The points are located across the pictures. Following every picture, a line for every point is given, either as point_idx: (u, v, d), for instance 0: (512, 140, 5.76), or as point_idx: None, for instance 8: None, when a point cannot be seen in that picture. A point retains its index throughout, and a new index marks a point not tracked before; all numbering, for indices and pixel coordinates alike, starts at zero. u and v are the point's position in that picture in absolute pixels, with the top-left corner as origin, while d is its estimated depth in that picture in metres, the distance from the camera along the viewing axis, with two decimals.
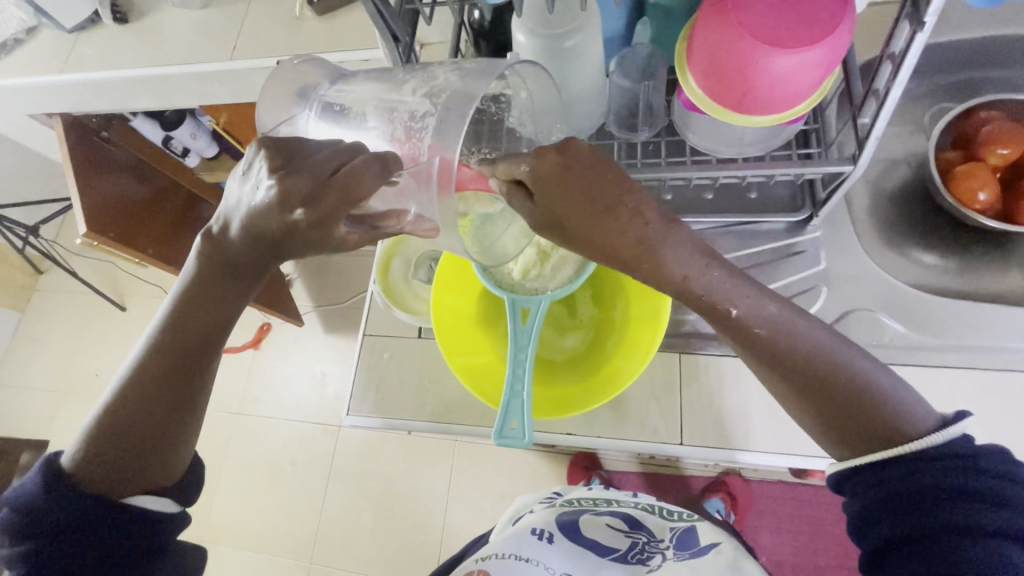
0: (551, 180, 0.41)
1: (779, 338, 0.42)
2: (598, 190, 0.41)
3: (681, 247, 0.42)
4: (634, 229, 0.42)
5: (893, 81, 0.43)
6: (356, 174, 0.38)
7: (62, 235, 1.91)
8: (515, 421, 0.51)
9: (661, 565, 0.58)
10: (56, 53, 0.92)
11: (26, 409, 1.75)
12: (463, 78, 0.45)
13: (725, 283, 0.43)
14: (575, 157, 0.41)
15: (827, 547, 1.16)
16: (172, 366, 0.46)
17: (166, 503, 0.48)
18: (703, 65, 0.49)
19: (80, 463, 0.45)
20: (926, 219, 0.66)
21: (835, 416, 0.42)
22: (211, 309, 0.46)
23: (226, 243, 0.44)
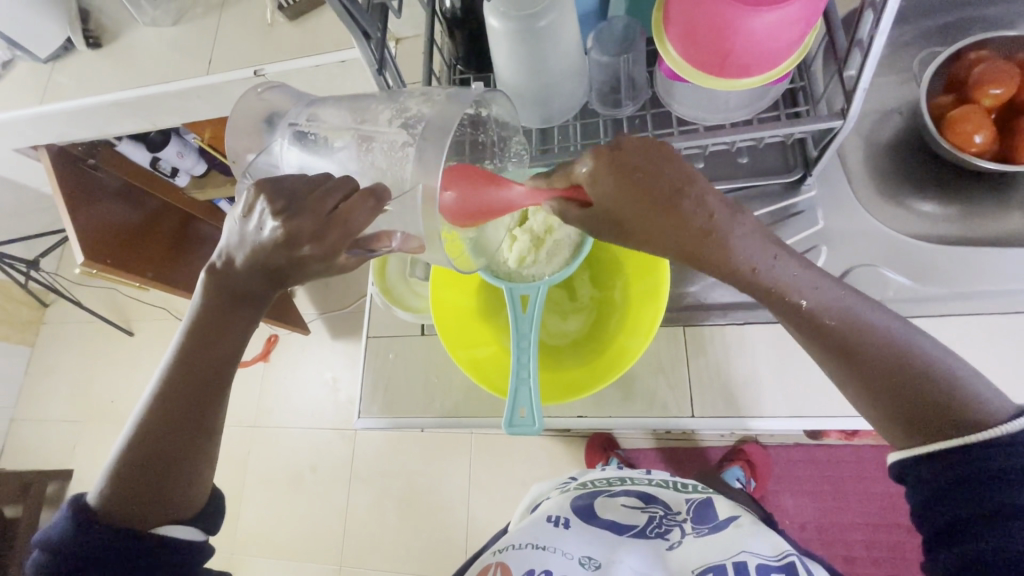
0: (613, 180, 0.40)
1: (843, 324, 0.41)
2: (665, 184, 0.39)
3: (750, 238, 0.40)
4: (697, 222, 0.39)
5: (876, 29, 0.42)
6: (353, 210, 0.39)
7: (63, 266, 1.92)
8: (524, 409, 0.51)
9: (681, 542, 0.57)
10: (34, 84, 0.92)
11: (48, 440, 1.78)
12: (435, 106, 0.45)
13: (792, 274, 0.41)
14: (640, 149, 0.40)
15: (849, 505, 1.16)
16: (183, 398, 0.46)
17: (192, 532, 0.49)
18: (681, 31, 0.48)
19: (107, 501, 0.46)
20: (923, 167, 0.65)
21: (903, 408, 0.39)
22: (216, 339, 0.46)
23: (231, 273, 0.43)
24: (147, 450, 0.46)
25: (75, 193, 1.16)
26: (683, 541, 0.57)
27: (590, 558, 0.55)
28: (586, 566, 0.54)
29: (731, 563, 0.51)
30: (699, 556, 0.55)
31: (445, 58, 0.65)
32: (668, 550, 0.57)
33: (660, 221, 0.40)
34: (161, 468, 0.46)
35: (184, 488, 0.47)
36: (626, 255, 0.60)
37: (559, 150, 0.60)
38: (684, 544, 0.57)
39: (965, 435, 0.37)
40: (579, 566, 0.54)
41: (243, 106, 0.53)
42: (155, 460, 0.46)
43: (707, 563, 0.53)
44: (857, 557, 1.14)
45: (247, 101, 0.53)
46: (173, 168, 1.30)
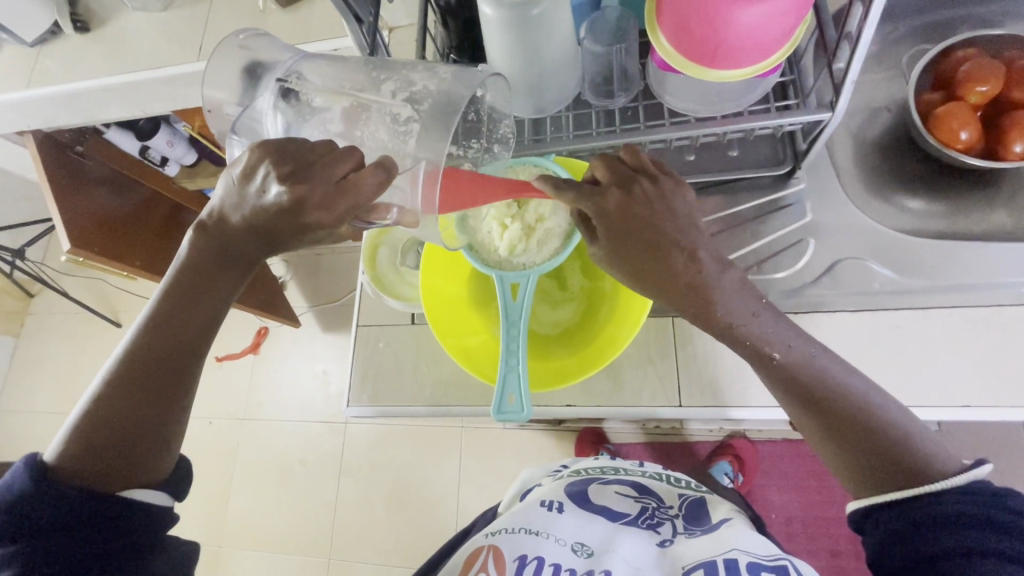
0: (615, 216, 0.46)
1: (818, 378, 0.46)
2: (654, 230, 0.46)
3: (737, 294, 0.46)
4: (688, 269, 0.46)
5: (864, 22, 0.42)
6: (361, 181, 0.40)
7: (49, 256, 1.90)
8: (513, 396, 0.50)
9: (673, 540, 0.56)
10: (21, 68, 0.91)
11: (32, 432, 1.76)
12: (442, 84, 0.47)
13: (776, 331, 0.47)
14: (649, 193, 0.47)
15: (833, 499, 1.18)
16: (160, 356, 0.46)
17: (161, 496, 0.48)
18: (673, 21, 0.48)
19: (66, 460, 0.44)
20: (910, 165, 0.66)
21: (862, 453, 0.44)
22: (200, 298, 0.47)
23: (224, 226, 0.45)
24: (121, 406, 0.45)
25: (64, 180, 1.14)
26: (675, 539, 0.56)
27: (582, 545, 0.54)
28: (579, 554, 0.53)
29: (721, 561, 0.49)
30: (693, 551, 0.52)
31: (438, 46, 0.65)
32: (661, 547, 0.55)
33: (654, 259, 0.47)
34: (130, 430, 0.45)
35: (159, 444, 0.46)
36: None
37: (551, 138, 0.60)
38: (676, 541, 0.55)
39: (919, 486, 0.41)
40: (572, 553, 0.53)
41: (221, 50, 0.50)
42: (129, 415, 0.45)
43: (699, 559, 0.51)
44: (841, 551, 1.15)
45: (228, 47, 0.50)
46: (163, 157, 1.31)
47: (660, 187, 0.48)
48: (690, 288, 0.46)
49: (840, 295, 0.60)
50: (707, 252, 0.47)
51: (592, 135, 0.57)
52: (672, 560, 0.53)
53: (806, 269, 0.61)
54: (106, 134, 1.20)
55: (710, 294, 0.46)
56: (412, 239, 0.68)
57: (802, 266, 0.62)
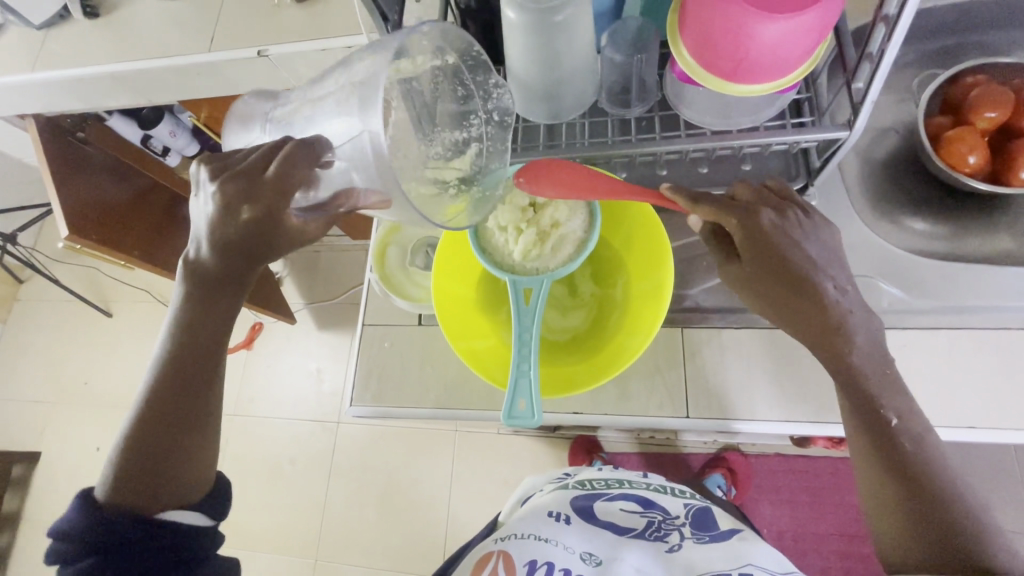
0: (762, 241, 0.48)
1: (919, 447, 0.46)
2: (798, 267, 0.48)
3: (868, 345, 0.48)
4: (828, 313, 0.48)
5: (887, 44, 0.43)
6: (289, 162, 0.42)
7: (42, 242, 1.87)
8: (523, 402, 0.50)
9: (682, 545, 0.56)
10: (26, 51, 0.90)
11: (15, 420, 1.72)
12: (369, 58, 0.44)
13: (898, 389, 0.48)
14: (788, 224, 0.49)
15: (824, 516, 1.19)
16: (181, 383, 0.49)
17: (199, 517, 0.51)
18: (696, 33, 0.49)
19: (112, 495, 0.48)
20: (918, 187, 0.67)
21: (929, 532, 0.44)
22: (208, 317, 0.49)
23: (204, 256, 0.47)
24: (146, 440, 0.48)
25: (65, 165, 1.13)
26: (684, 544, 0.56)
27: (591, 554, 0.55)
28: (588, 562, 0.53)
29: (738, 573, 0.49)
30: (704, 560, 0.52)
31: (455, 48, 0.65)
32: (669, 552, 0.55)
33: (795, 294, 0.48)
34: (160, 460, 0.48)
35: (188, 469, 0.49)
36: (630, 256, 0.60)
37: (566, 144, 0.59)
38: (685, 547, 0.55)
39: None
40: (580, 561, 0.53)
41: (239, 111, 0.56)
42: (156, 448, 0.48)
43: (713, 570, 0.50)
44: (831, 567, 1.15)
45: (244, 105, 0.55)
46: (165, 147, 1.36)
47: (798, 218, 0.50)
48: (828, 330, 0.48)
49: None
50: (846, 292, 0.49)
51: (609, 142, 0.57)
52: (684, 568, 0.52)
53: None
54: (108, 121, 1.21)
55: (845, 340, 0.47)
56: (422, 239, 0.68)
57: None
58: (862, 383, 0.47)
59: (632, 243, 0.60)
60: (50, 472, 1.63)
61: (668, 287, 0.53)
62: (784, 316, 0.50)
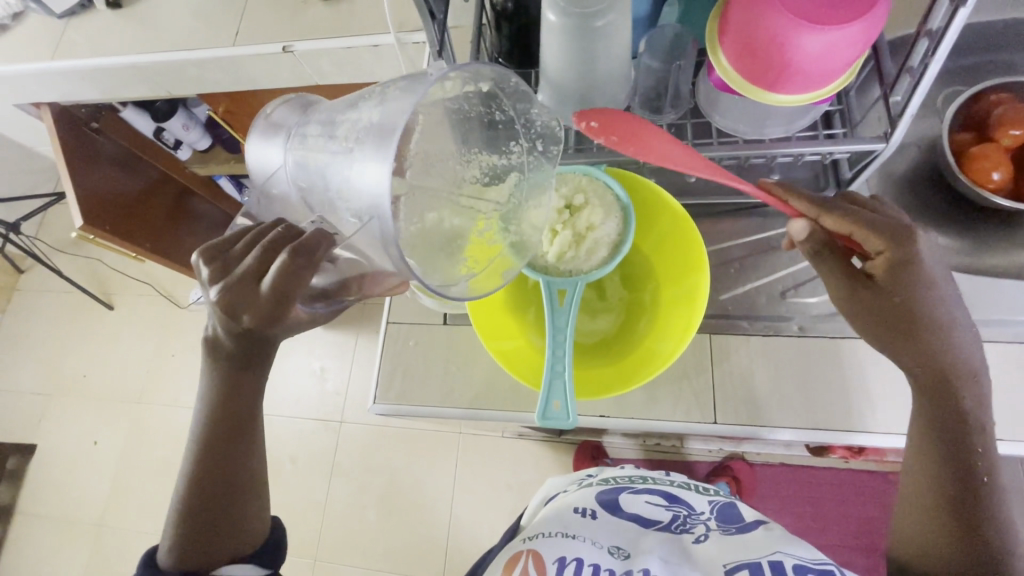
0: (908, 271, 0.46)
1: (1003, 501, 0.46)
2: (936, 305, 0.47)
3: (976, 396, 0.47)
4: (949, 353, 0.47)
5: (930, 58, 0.43)
6: (273, 263, 0.43)
7: (44, 232, 1.85)
8: (558, 403, 0.50)
9: (708, 536, 0.56)
10: (46, 39, 0.89)
11: (10, 412, 1.70)
12: (379, 113, 0.40)
13: (995, 447, 0.47)
14: (928, 265, 0.47)
15: (828, 526, 1.19)
16: (226, 441, 0.51)
17: (252, 567, 0.53)
18: (737, 42, 0.49)
19: (172, 554, 0.50)
20: (940, 202, 0.68)
21: (967, 543, 0.45)
22: (246, 391, 0.51)
23: (221, 342, 0.48)
24: (201, 497, 0.51)
25: (75, 155, 1.12)
26: (709, 535, 0.56)
27: (618, 548, 0.54)
28: (616, 556, 0.53)
29: (767, 560, 0.48)
30: (731, 551, 0.52)
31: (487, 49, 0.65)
32: (696, 544, 0.55)
33: (923, 327, 0.47)
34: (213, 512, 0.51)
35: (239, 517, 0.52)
36: (660, 261, 0.60)
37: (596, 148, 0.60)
38: (709, 540, 0.54)
39: None
40: (608, 555, 0.53)
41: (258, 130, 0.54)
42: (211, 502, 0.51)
43: (739, 560, 0.50)
44: None
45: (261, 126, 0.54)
46: (177, 140, 1.28)
47: (935, 261, 0.48)
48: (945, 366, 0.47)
49: None
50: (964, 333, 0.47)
51: None
52: (708, 559, 0.51)
53: None
54: (122, 113, 1.18)
55: (949, 367, 0.47)
56: None
57: None
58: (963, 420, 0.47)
59: (663, 248, 0.60)
60: (45, 465, 1.61)
61: (702, 293, 0.53)
62: (897, 338, 0.48)
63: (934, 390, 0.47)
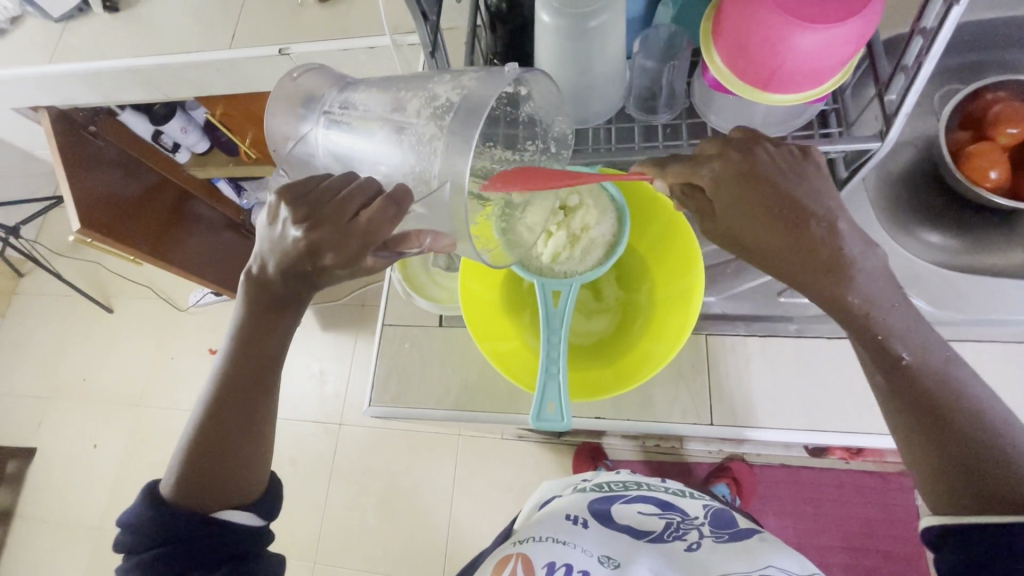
0: (737, 186, 0.43)
1: (949, 392, 0.39)
2: (784, 201, 0.43)
3: (879, 287, 0.41)
4: (827, 244, 0.41)
5: (924, 56, 0.43)
6: (374, 219, 0.40)
7: (44, 236, 1.86)
8: (552, 404, 0.50)
9: (700, 544, 0.55)
10: (44, 43, 0.90)
11: (10, 415, 1.70)
12: (467, 91, 0.45)
13: (925, 342, 0.41)
14: (774, 159, 0.44)
15: (828, 527, 1.19)
16: (244, 382, 0.47)
17: (250, 516, 0.49)
18: (731, 42, 0.49)
19: (175, 488, 0.47)
20: (937, 201, 0.68)
21: (970, 482, 0.37)
22: (270, 340, 0.46)
23: (267, 278, 0.44)
24: (210, 431, 0.46)
25: (75, 159, 1.13)
26: (703, 543, 0.55)
27: (609, 557, 0.53)
28: (606, 565, 0.52)
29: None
30: (725, 561, 0.51)
31: (483, 50, 0.64)
32: (688, 551, 0.54)
33: (779, 231, 0.42)
34: (218, 453, 0.46)
35: (246, 463, 0.48)
36: (655, 261, 0.60)
37: (592, 149, 0.60)
38: (705, 547, 0.54)
39: None
40: (599, 565, 0.52)
41: (280, 89, 0.51)
42: (219, 443, 0.46)
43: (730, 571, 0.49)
44: None
45: (283, 87, 0.51)
46: (176, 143, 1.29)
47: (790, 152, 0.45)
48: (824, 268, 0.41)
49: None
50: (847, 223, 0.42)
51: (633, 148, 0.57)
52: (702, 566, 0.51)
53: None
54: (121, 117, 1.19)
55: (849, 278, 0.41)
56: None
57: None
58: (872, 335, 0.41)
59: (657, 249, 0.60)
60: (44, 468, 1.61)
61: (697, 294, 0.53)
62: (776, 267, 0.43)
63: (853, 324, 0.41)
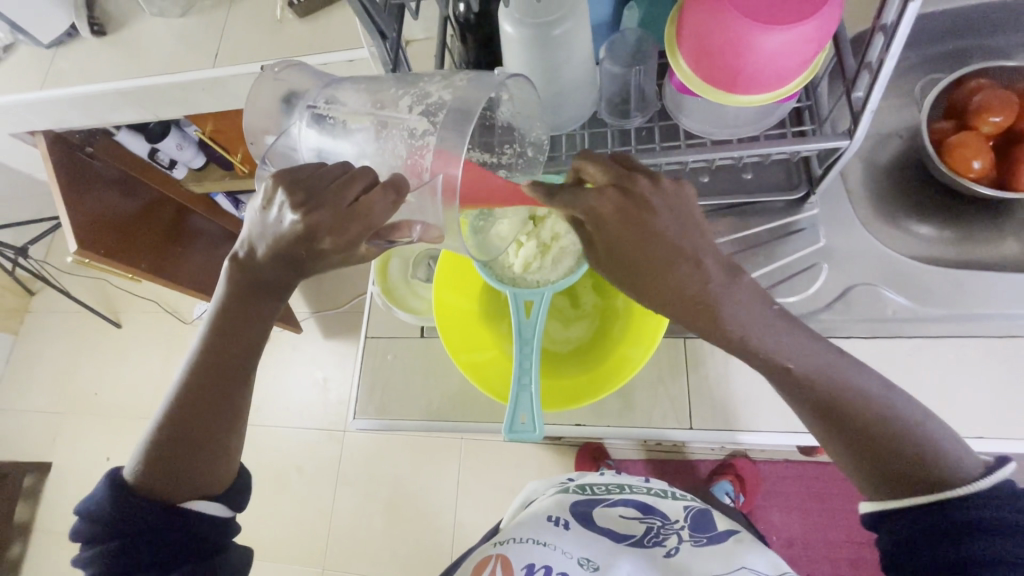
0: (615, 224, 0.44)
1: (835, 391, 0.43)
2: (657, 236, 0.44)
3: (743, 299, 0.44)
4: (693, 277, 0.44)
5: (886, 53, 0.43)
6: (371, 203, 0.40)
7: (52, 254, 1.89)
8: (525, 415, 0.50)
9: (679, 549, 0.56)
10: (36, 69, 0.91)
11: (27, 430, 1.74)
12: (458, 91, 0.46)
13: (796, 343, 0.44)
14: (652, 191, 0.44)
15: (835, 522, 1.17)
16: (218, 373, 0.47)
17: (218, 508, 0.49)
18: (694, 44, 0.49)
19: (143, 477, 0.46)
20: (921, 194, 0.67)
21: (877, 471, 0.42)
22: (244, 329, 0.47)
23: (255, 264, 0.44)
24: (180, 421, 0.47)
25: (71, 180, 1.15)
26: (681, 548, 0.56)
27: (589, 559, 0.54)
28: (585, 567, 0.53)
29: None
30: (704, 567, 0.52)
31: (455, 61, 0.65)
32: (666, 558, 0.55)
33: (658, 268, 0.44)
34: (189, 443, 0.47)
35: (217, 457, 0.48)
36: None
37: (566, 157, 0.60)
38: (683, 553, 0.55)
39: (939, 492, 0.40)
40: (578, 566, 0.53)
41: (260, 86, 0.51)
42: (192, 433, 0.47)
43: None
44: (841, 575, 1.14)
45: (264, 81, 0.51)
46: (173, 159, 1.31)
47: (659, 184, 0.44)
48: (694, 298, 0.44)
49: (851, 320, 0.60)
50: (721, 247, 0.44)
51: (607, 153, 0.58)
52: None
53: (820, 292, 0.61)
54: (116, 137, 1.20)
55: (721, 308, 0.43)
56: (422, 252, 0.70)
57: (815, 290, 0.62)
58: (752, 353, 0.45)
59: None
60: (60, 481, 1.65)
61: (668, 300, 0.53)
62: (655, 296, 0.46)
63: (762, 357, 0.44)
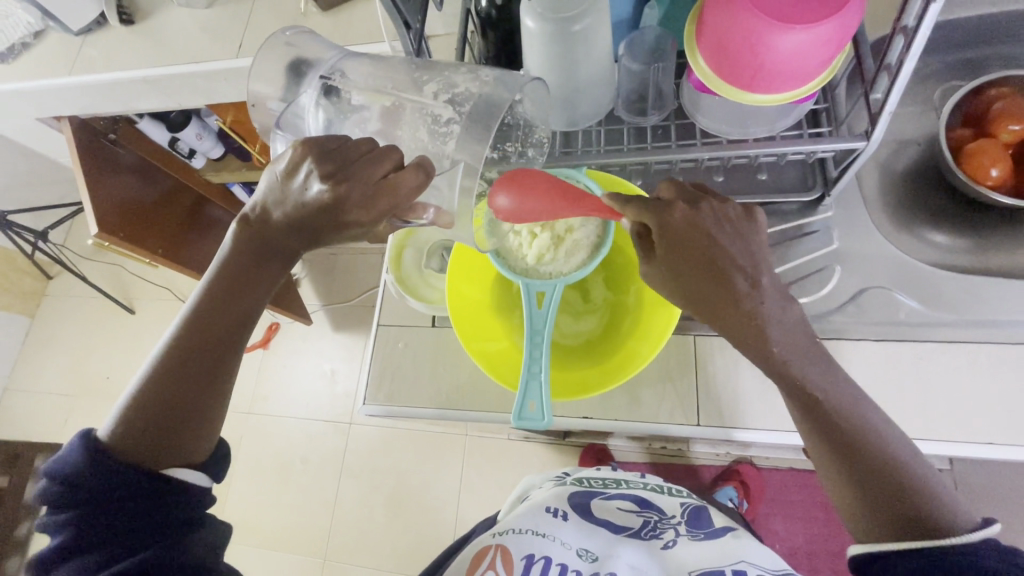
0: (677, 234, 0.46)
1: (852, 423, 0.44)
2: (710, 253, 0.46)
3: (789, 322, 0.45)
4: (744, 293, 0.45)
5: (905, 55, 0.43)
6: (401, 180, 0.41)
7: (71, 239, 1.93)
8: (534, 403, 0.51)
9: (677, 541, 0.56)
10: (64, 56, 0.94)
11: (39, 411, 1.77)
12: (484, 87, 0.47)
13: (824, 372, 0.45)
14: (716, 210, 0.47)
15: (840, 533, 1.16)
16: (208, 343, 0.48)
17: (200, 478, 0.50)
18: (713, 43, 0.49)
19: (120, 439, 0.47)
20: (937, 201, 0.66)
21: (880, 512, 0.43)
22: (241, 296, 0.48)
23: (268, 220, 0.46)
24: (165, 386, 0.47)
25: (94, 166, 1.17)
26: (679, 541, 0.56)
27: (587, 550, 0.54)
28: (585, 558, 0.53)
29: (731, 569, 0.49)
30: (696, 557, 0.52)
31: (475, 56, 0.65)
32: (664, 549, 0.55)
33: (708, 281, 0.46)
34: (173, 412, 0.47)
35: (201, 426, 0.48)
36: None
37: (581, 152, 0.60)
38: (681, 544, 0.55)
39: (933, 540, 0.40)
40: (577, 557, 0.53)
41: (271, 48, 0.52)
42: (177, 401, 0.47)
43: (704, 568, 0.50)
44: None
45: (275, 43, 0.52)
46: (192, 149, 1.32)
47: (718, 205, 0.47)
48: (740, 311, 0.45)
49: (861, 323, 0.60)
50: (771, 275, 0.46)
51: (624, 149, 0.58)
52: (677, 566, 0.52)
53: (831, 295, 0.61)
54: (138, 125, 1.22)
55: (764, 324, 0.44)
56: (436, 243, 0.71)
57: (826, 292, 0.61)
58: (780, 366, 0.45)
59: None
60: None
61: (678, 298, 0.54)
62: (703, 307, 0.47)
63: (793, 382, 0.45)
